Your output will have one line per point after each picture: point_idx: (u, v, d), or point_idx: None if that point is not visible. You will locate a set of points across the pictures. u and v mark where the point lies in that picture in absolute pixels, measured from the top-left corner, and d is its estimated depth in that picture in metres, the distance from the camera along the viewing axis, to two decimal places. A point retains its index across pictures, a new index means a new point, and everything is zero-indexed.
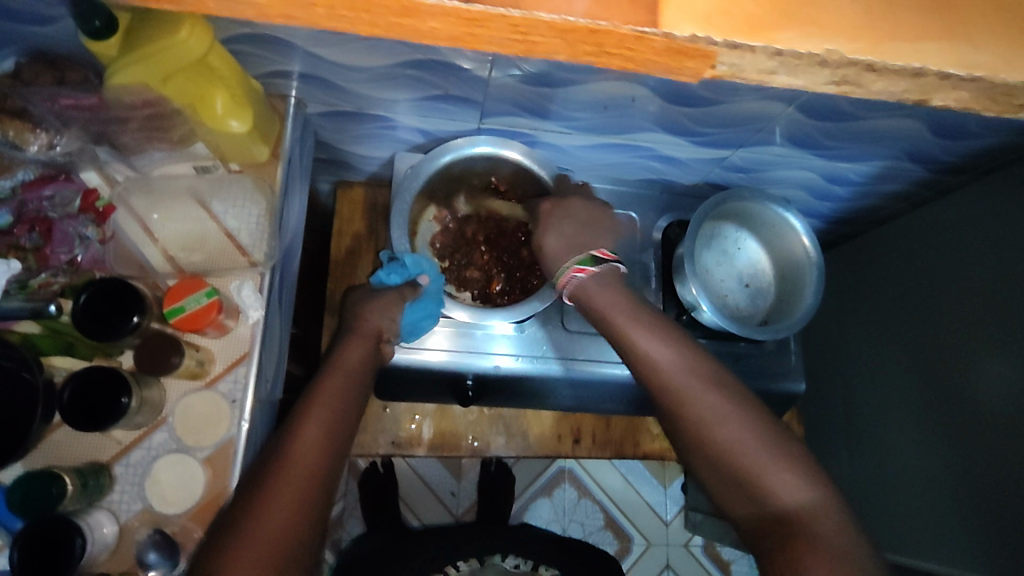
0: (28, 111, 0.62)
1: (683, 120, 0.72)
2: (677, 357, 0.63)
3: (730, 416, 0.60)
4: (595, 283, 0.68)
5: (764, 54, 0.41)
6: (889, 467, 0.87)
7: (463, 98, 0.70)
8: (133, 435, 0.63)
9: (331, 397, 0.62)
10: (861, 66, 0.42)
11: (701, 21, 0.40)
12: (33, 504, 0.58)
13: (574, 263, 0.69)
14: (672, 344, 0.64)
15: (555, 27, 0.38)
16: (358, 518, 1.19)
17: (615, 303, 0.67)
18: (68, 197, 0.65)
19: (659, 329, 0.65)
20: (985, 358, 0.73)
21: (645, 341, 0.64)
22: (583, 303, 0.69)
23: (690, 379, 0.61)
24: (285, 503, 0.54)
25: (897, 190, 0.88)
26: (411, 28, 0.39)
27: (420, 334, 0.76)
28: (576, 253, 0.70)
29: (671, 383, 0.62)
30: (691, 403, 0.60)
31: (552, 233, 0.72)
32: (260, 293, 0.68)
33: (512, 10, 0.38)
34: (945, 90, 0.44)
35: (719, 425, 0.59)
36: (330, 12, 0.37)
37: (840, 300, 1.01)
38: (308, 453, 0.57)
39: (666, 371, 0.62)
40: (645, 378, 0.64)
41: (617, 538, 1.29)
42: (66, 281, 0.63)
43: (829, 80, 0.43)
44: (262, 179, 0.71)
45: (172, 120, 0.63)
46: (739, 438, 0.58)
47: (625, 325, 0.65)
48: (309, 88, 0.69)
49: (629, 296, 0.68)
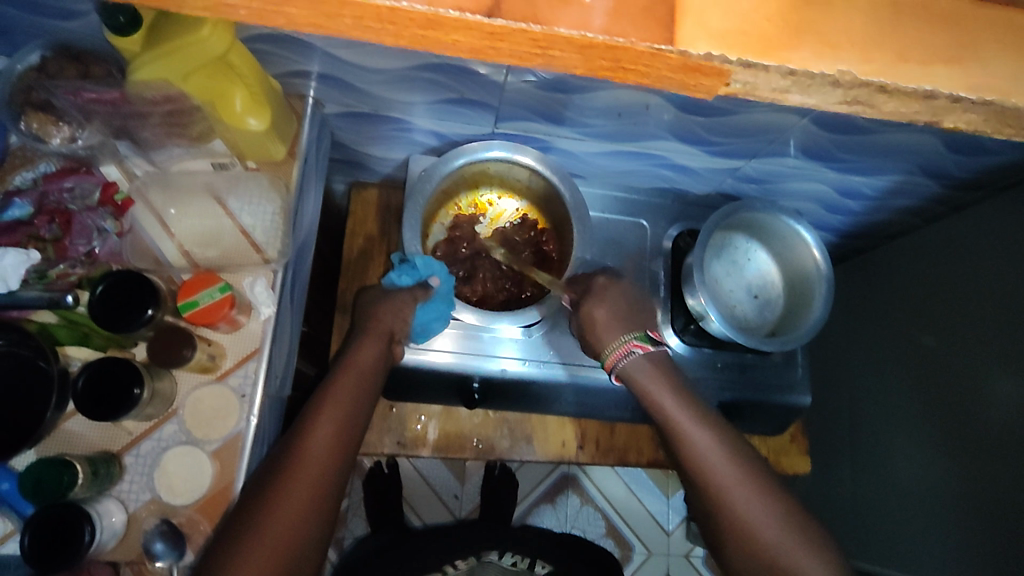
0: (52, 104, 0.64)
1: (697, 130, 0.72)
2: (718, 448, 0.65)
3: (767, 510, 0.61)
4: (649, 363, 0.72)
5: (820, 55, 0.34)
6: (892, 483, 0.86)
7: (478, 102, 0.70)
8: (144, 426, 0.64)
9: (344, 398, 0.63)
10: (874, 89, 0.36)
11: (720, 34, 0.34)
12: (45, 492, 0.58)
13: (635, 338, 0.72)
14: (715, 433, 0.66)
15: (574, 44, 0.34)
16: (361, 517, 1.20)
17: (664, 388, 0.69)
18: (87, 190, 0.66)
19: (705, 419, 0.67)
20: (994, 375, 0.72)
21: (689, 429, 0.66)
22: (630, 383, 0.72)
23: (729, 471, 0.63)
24: (298, 502, 0.54)
25: (910, 205, 0.88)
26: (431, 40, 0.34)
27: (431, 334, 0.77)
28: (633, 330, 0.74)
29: (711, 472, 0.64)
30: (729, 497, 0.62)
31: (602, 307, 0.74)
32: (273, 291, 0.68)
33: (531, 24, 0.33)
34: (958, 109, 0.38)
35: (756, 519, 0.60)
36: (356, 20, 0.33)
37: (848, 313, 1.00)
38: (320, 451, 0.58)
39: (710, 463, 0.64)
40: (686, 466, 0.66)
41: (619, 547, 1.29)
42: (84, 273, 0.64)
43: (846, 99, 0.37)
44: (279, 177, 0.72)
45: (191, 117, 0.65)
46: (777, 534, 0.60)
47: (673, 414, 0.68)
48: (327, 89, 0.70)
49: (679, 385, 0.70)
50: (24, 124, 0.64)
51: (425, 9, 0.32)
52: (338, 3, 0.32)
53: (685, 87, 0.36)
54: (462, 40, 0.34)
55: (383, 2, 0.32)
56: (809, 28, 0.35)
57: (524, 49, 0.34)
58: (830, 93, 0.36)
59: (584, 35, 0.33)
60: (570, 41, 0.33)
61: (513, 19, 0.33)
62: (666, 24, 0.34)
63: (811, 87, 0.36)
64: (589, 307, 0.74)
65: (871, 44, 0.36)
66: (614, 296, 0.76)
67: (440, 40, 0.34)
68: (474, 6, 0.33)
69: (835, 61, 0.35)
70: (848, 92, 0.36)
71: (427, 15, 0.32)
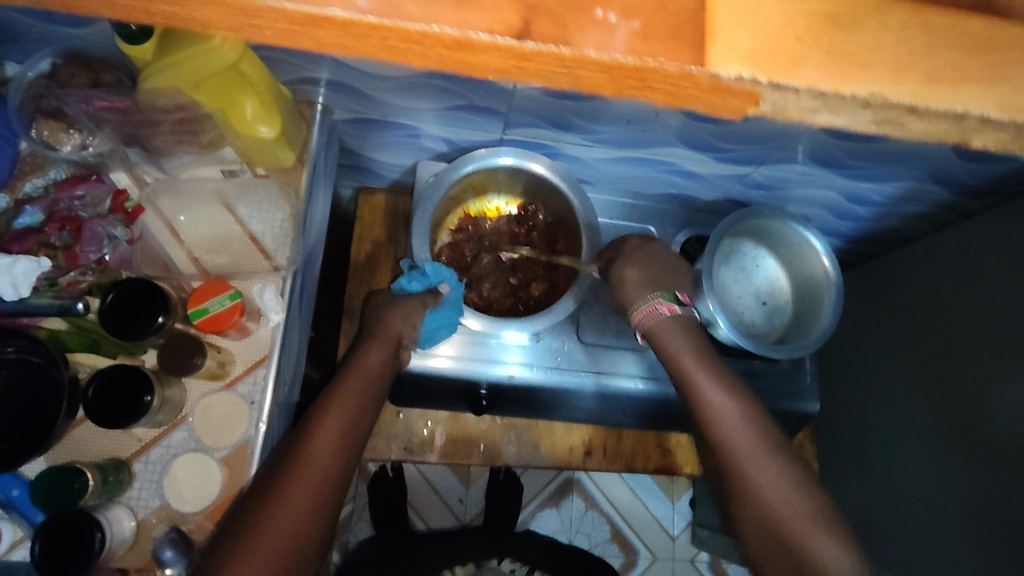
0: (63, 111, 0.64)
1: (706, 136, 0.72)
2: (737, 409, 0.65)
3: (784, 475, 0.60)
4: (675, 323, 0.73)
5: (808, 96, 0.34)
6: (902, 489, 0.85)
7: (487, 109, 0.70)
8: (153, 433, 0.64)
9: (350, 398, 0.63)
10: (904, 110, 0.35)
11: (746, 58, 0.33)
12: (54, 496, 0.59)
13: (661, 298, 0.73)
14: (733, 394, 0.66)
15: (601, 66, 0.33)
16: (366, 522, 1.20)
17: (687, 349, 0.70)
18: (98, 198, 0.67)
19: (724, 380, 0.67)
20: (1004, 381, 0.72)
21: (708, 390, 0.67)
22: (655, 341, 0.73)
23: (746, 432, 0.63)
24: (298, 501, 0.54)
25: (920, 211, 0.88)
26: (464, 64, 0.34)
27: (436, 341, 0.76)
28: (660, 291, 0.74)
29: (726, 433, 0.64)
30: (745, 458, 0.62)
31: (633, 266, 0.76)
32: (282, 297, 0.68)
33: (562, 47, 0.32)
34: (984, 132, 0.37)
35: (772, 485, 0.60)
36: (384, 42, 0.33)
37: (856, 319, 1.00)
38: (323, 454, 0.57)
39: (727, 421, 0.64)
40: (703, 425, 0.66)
41: (623, 552, 1.28)
42: (94, 280, 0.64)
43: (870, 121, 0.36)
44: (288, 184, 0.72)
45: (202, 125, 0.65)
46: (791, 499, 0.59)
47: (693, 371, 0.68)
48: (337, 96, 0.70)
49: (705, 349, 0.71)
50: (35, 132, 0.64)
51: (457, 34, 0.32)
52: (370, 29, 0.32)
53: (712, 108, 0.36)
54: (489, 63, 0.33)
55: (414, 28, 0.32)
56: (830, 48, 0.34)
57: (548, 68, 0.34)
58: (859, 114, 0.35)
59: (610, 56, 0.33)
60: (598, 63, 0.33)
61: (545, 42, 0.32)
62: (695, 45, 0.34)
63: (840, 108, 0.35)
64: (620, 267, 0.76)
65: (903, 64, 0.34)
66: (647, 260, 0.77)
67: (466, 63, 0.34)
68: (505, 30, 0.32)
69: (864, 81, 0.34)
70: (878, 113, 0.35)
71: (456, 38, 0.32)
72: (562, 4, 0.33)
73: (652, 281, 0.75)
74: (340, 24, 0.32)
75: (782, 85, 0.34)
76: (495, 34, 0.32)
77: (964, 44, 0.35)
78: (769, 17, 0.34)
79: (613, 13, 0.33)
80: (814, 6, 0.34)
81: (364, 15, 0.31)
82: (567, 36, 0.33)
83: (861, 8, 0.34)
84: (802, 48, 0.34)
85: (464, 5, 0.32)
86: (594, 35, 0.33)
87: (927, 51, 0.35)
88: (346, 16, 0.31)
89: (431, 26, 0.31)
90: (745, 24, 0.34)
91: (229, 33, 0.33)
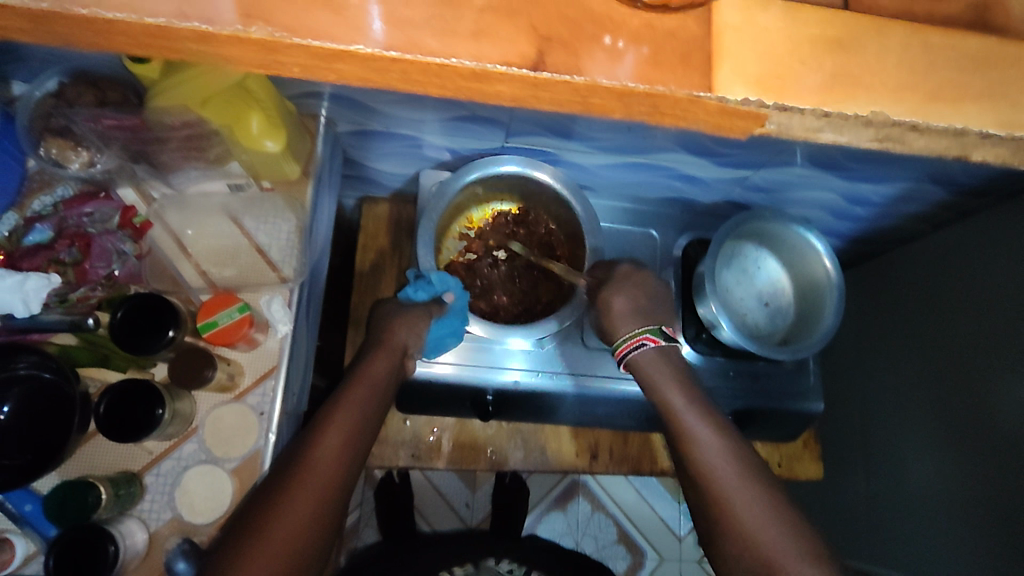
0: (71, 130, 0.66)
1: (706, 143, 0.72)
2: (724, 445, 0.63)
3: (767, 508, 0.58)
4: (660, 356, 0.72)
5: (812, 116, 0.35)
6: (908, 486, 0.85)
7: (489, 119, 0.71)
8: (164, 445, 0.65)
9: (354, 405, 0.62)
10: (905, 128, 0.35)
11: (753, 83, 0.34)
12: (68, 513, 0.59)
13: (649, 331, 0.72)
14: (720, 428, 0.64)
15: (613, 93, 0.33)
16: (373, 527, 1.19)
17: (672, 382, 0.69)
18: (106, 215, 0.67)
19: (711, 415, 0.66)
20: (1009, 377, 0.72)
21: (692, 424, 0.65)
22: (641, 375, 0.71)
23: (732, 468, 0.61)
24: (302, 507, 0.52)
25: (919, 211, 0.89)
26: (478, 92, 0.34)
27: (443, 350, 0.78)
28: (647, 324, 0.73)
29: (709, 465, 0.62)
30: (730, 494, 0.59)
31: (620, 296, 0.73)
32: (289, 308, 0.69)
33: (574, 76, 0.33)
34: (983, 149, 0.37)
35: (755, 520, 0.57)
36: (404, 76, 0.33)
37: (858, 319, 1.01)
38: (326, 460, 0.56)
39: (713, 459, 0.62)
40: (690, 463, 0.64)
41: (630, 553, 1.29)
42: (103, 296, 0.65)
43: (872, 139, 0.37)
44: (293, 196, 0.73)
45: (209, 141, 0.66)
46: (777, 537, 0.56)
47: (680, 407, 0.66)
48: (340, 109, 0.71)
49: (689, 381, 0.69)
50: (43, 150, 0.66)
51: (474, 65, 0.32)
52: (389, 63, 0.32)
53: (719, 129, 0.36)
54: (504, 91, 0.34)
55: (431, 61, 0.32)
56: (834, 64, 0.35)
57: (563, 97, 0.34)
58: (861, 132, 0.36)
59: (620, 84, 0.33)
60: (609, 90, 0.33)
61: (558, 72, 0.33)
62: (704, 71, 0.34)
63: (843, 127, 0.36)
64: (607, 295, 0.73)
65: (904, 84, 0.35)
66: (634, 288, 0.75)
67: (482, 91, 0.34)
68: (520, 61, 0.32)
69: (866, 101, 0.35)
70: (880, 131, 0.36)
71: (473, 69, 0.32)
72: (574, 34, 0.33)
73: (639, 312, 0.73)
74: (362, 59, 0.32)
75: (789, 107, 0.34)
76: (510, 66, 0.32)
77: (964, 64, 0.36)
78: (774, 39, 0.35)
79: (621, 39, 0.34)
80: (816, 32, 0.35)
81: (385, 51, 0.31)
82: (579, 65, 0.33)
83: (863, 30, 0.35)
84: (805, 71, 0.34)
85: (479, 37, 0.32)
86: (601, 62, 0.33)
87: (926, 70, 0.35)
88: (367, 51, 0.31)
89: (449, 59, 0.32)
90: (754, 50, 0.34)
91: (252, 68, 0.33)
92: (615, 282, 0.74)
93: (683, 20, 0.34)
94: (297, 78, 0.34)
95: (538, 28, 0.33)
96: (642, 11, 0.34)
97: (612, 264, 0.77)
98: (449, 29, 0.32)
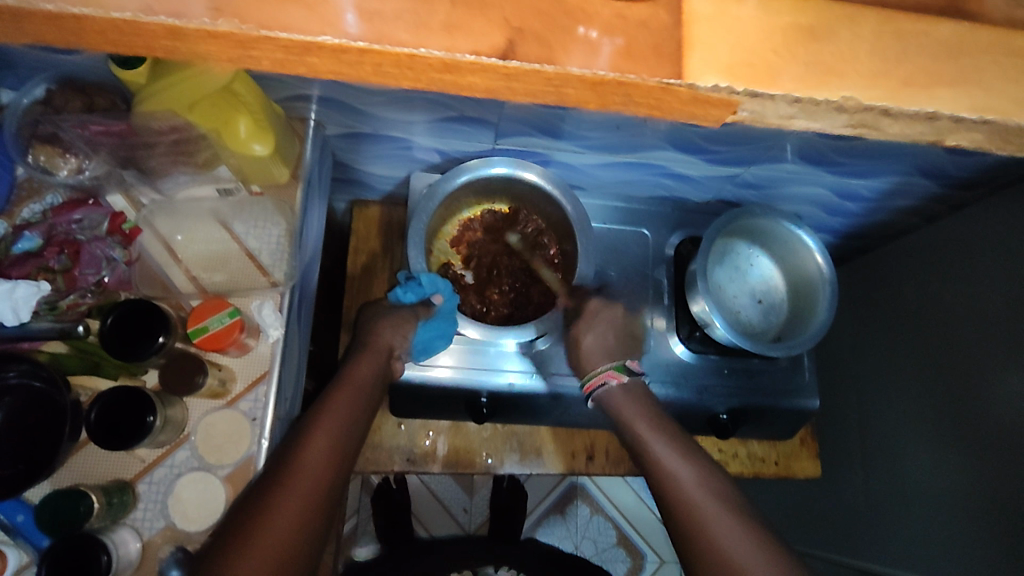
0: (59, 137, 0.65)
1: (695, 139, 0.72)
2: (697, 475, 0.62)
3: (749, 538, 0.55)
4: (623, 392, 0.74)
5: (783, 102, 0.35)
6: (905, 478, 0.85)
7: (478, 120, 0.71)
8: (156, 453, 0.65)
9: (342, 407, 0.62)
10: (878, 113, 0.35)
11: (724, 70, 0.34)
12: (60, 521, 0.59)
13: (610, 368, 0.74)
14: (692, 460, 0.64)
15: (585, 82, 0.33)
16: (370, 535, 1.19)
17: (644, 418, 0.70)
18: (95, 221, 0.67)
19: (684, 447, 0.66)
20: (1004, 370, 0.72)
21: (669, 457, 0.64)
22: (610, 412, 0.73)
23: (705, 493, 0.60)
24: (290, 511, 0.52)
25: (907, 204, 0.90)
26: (453, 84, 0.34)
27: (433, 352, 0.77)
28: (611, 360, 0.76)
29: (685, 490, 0.61)
30: (709, 525, 0.57)
31: (591, 333, 0.78)
32: (280, 312, 0.69)
33: (546, 65, 0.33)
34: (959, 133, 0.37)
35: (734, 543, 0.55)
36: (378, 68, 0.33)
37: (851, 314, 1.01)
38: (315, 465, 0.56)
39: (686, 486, 0.61)
40: (665, 497, 0.62)
41: (630, 555, 1.29)
42: (93, 302, 0.64)
43: (847, 124, 0.37)
44: (283, 200, 0.73)
45: (197, 145, 0.66)
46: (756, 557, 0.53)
47: (650, 440, 0.67)
48: (329, 112, 0.71)
49: (663, 419, 0.70)
50: (31, 157, 0.66)
51: (445, 56, 0.32)
52: (361, 55, 0.32)
53: (692, 117, 0.37)
54: (479, 81, 0.34)
55: (403, 52, 0.32)
56: (806, 55, 0.35)
57: (536, 88, 0.34)
58: (834, 118, 0.36)
59: (594, 74, 0.33)
60: (582, 79, 0.33)
61: (529, 61, 0.33)
62: (675, 59, 0.34)
63: (816, 113, 0.36)
64: (578, 331, 0.78)
65: (877, 70, 0.35)
66: (602, 322, 0.78)
67: (454, 82, 0.34)
68: (491, 50, 0.32)
69: (839, 87, 0.34)
70: (853, 116, 0.36)
71: (445, 60, 0.32)
72: (547, 26, 0.33)
73: (608, 350, 0.77)
74: (332, 51, 0.32)
75: (760, 94, 0.34)
76: (481, 56, 0.32)
77: (934, 50, 0.36)
78: (747, 32, 0.34)
79: (595, 30, 0.34)
80: (788, 20, 0.35)
81: (355, 42, 0.31)
82: (552, 55, 0.33)
83: (835, 19, 0.35)
84: (778, 59, 0.34)
85: (452, 30, 0.32)
86: (579, 53, 0.33)
87: (899, 57, 0.35)
88: (338, 43, 0.31)
89: (419, 49, 0.32)
90: (724, 39, 0.34)
91: (228, 64, 0.33)
92: (587, 320, 0.78)
93: (654, 9, 0.35)
94: (268, 73, 0.34)
95: (511, 20, 0.33)
96: (612, 1, 0.34)
97: (584, 296, 0.80)
98: (422, 22, 0.32)
